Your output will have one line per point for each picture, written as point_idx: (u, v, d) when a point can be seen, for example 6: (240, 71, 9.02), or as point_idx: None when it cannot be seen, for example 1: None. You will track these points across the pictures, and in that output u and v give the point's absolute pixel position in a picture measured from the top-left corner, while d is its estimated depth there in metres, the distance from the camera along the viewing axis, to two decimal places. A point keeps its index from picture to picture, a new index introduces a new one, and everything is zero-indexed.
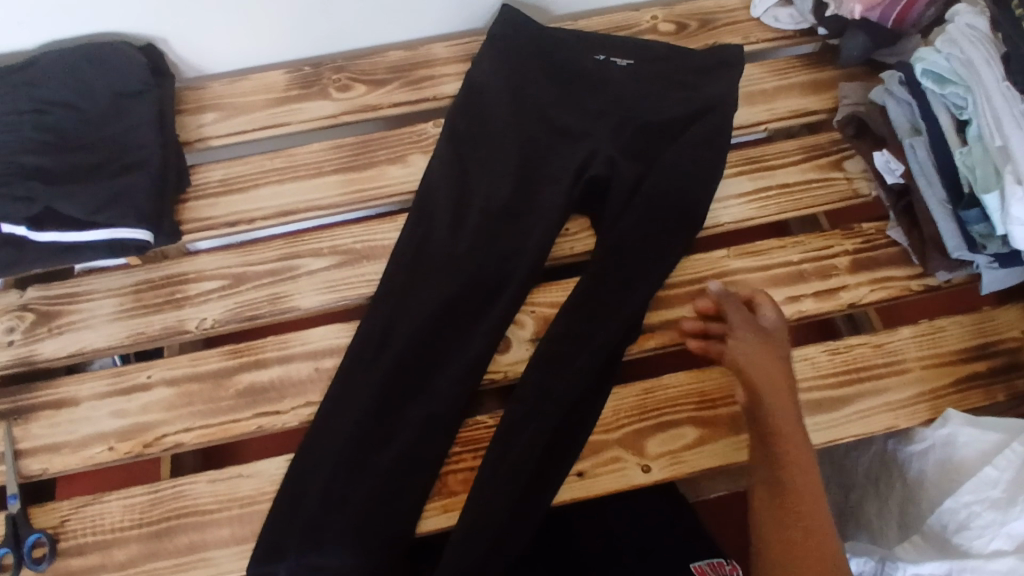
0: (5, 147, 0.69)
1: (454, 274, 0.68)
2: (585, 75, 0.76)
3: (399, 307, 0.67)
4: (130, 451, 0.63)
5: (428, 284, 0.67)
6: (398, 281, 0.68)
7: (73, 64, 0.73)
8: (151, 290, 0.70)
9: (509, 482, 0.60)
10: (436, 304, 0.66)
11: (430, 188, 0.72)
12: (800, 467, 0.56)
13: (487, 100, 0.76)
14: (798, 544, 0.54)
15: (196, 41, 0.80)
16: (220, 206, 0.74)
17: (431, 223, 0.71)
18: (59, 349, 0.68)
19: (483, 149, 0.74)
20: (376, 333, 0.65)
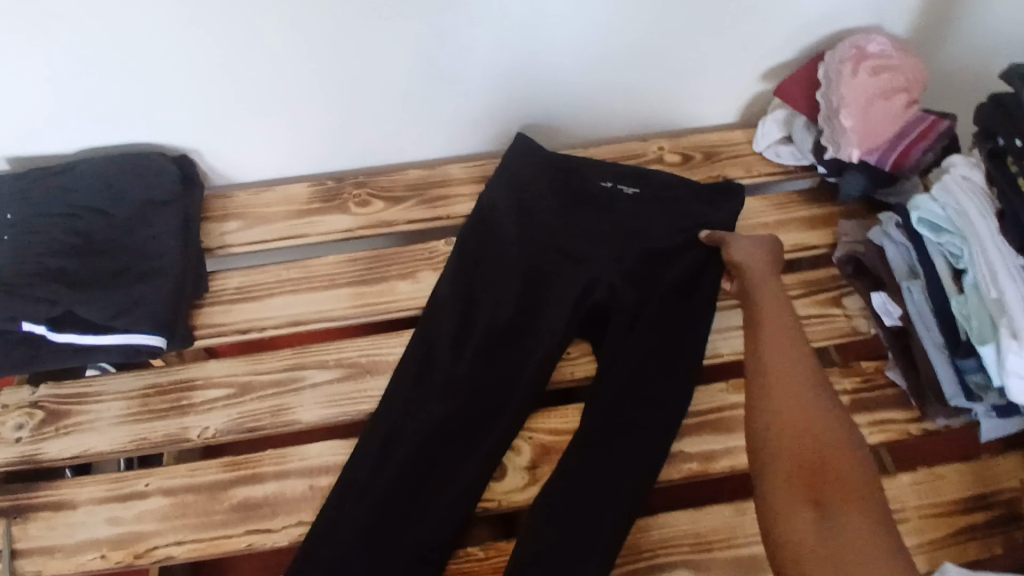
0: (35, 248, 0.73)
1: (455, 393, 0.69)
2: (594, 202, 0.79)
3: (400, 423, 0.68)
4: (121, 561, 0.62)
5: (430, 402, 0.69)
6: (401, 397, 0.69)
7: (110, 172, 0.77)
8: (158, 395, 0.71)
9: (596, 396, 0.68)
10: (436, 423, 0.67)
11: (438, 305, 0.75)
12: (782, 337, 0.64)
13: (499, 221, 0.80)
14: (783, 399, 0.60)
15: (230, 155, 0.85)
16: (234, 312, 0.77)
17: (436, 341, 0.73)
18: (64, 449, 0.69)
19: (492, 269, 0.76)
20: (374, 450, 0.66)
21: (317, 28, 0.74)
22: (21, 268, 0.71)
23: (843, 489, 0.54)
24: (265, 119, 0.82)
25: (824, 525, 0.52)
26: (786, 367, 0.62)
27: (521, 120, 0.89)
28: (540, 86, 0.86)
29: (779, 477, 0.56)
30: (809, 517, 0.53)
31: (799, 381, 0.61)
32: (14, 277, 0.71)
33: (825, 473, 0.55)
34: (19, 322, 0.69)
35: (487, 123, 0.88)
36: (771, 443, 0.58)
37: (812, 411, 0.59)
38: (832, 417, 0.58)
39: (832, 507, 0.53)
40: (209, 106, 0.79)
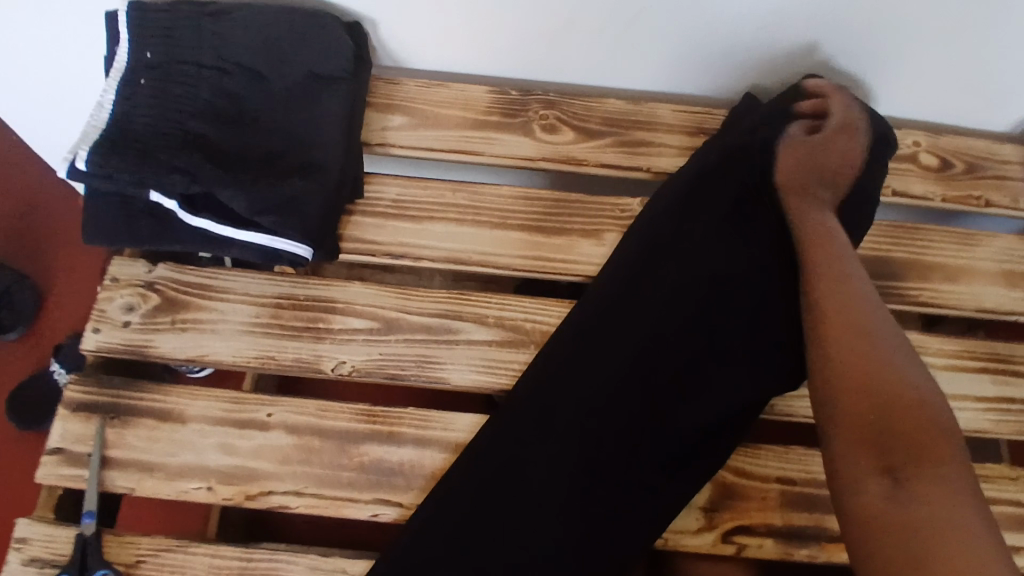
0: (176, 103, 0.61)
1: (605, 391, 0.57)
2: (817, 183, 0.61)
3: (542, 415, 0.56)
4: (231, 498, 0.55)
5: (574, 394, 0.57)
6: (556, 388, 0.57)
7: (273, 25, 0.63)
8: (292, 309, 0.62)
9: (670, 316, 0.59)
10: (578, 419, 0.56)
11: (612, 286, 0.60)
12: (838, 270, 0.55)
13: (698, 185, 0.62)
14: (844, 350, 0.52)
15: (406, 34, 0.69)
16: (389, 230, 0.66)
17: (598, 322, 0.59)
18: (180, 347, 0.60)
19: (681, 245, 0.61)
20: (514, 438, 0.56)
21: None
22: (158, 126, 0.60)
23: (920, 451, 0.48)
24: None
25: (897, 492, 0.47)
26: (841, 313, 0.53)
27: (757, 70, 0.71)
28: (802, 35, 0.66)
29: (840, 438, 0.50)
30: (881, 484, 0.47)
31: (846, 322, 0.53)
32: (149, 134, 0.59)
33: (892, 430, 0.49)
34: (147, 190, 0.59)
35: (721, 66, 0.70)
36: (829, 404, 0.51)
37: (867, 364, 0.51)
38: (894, 370, 0.51)
39: (908, 473, 0.47)
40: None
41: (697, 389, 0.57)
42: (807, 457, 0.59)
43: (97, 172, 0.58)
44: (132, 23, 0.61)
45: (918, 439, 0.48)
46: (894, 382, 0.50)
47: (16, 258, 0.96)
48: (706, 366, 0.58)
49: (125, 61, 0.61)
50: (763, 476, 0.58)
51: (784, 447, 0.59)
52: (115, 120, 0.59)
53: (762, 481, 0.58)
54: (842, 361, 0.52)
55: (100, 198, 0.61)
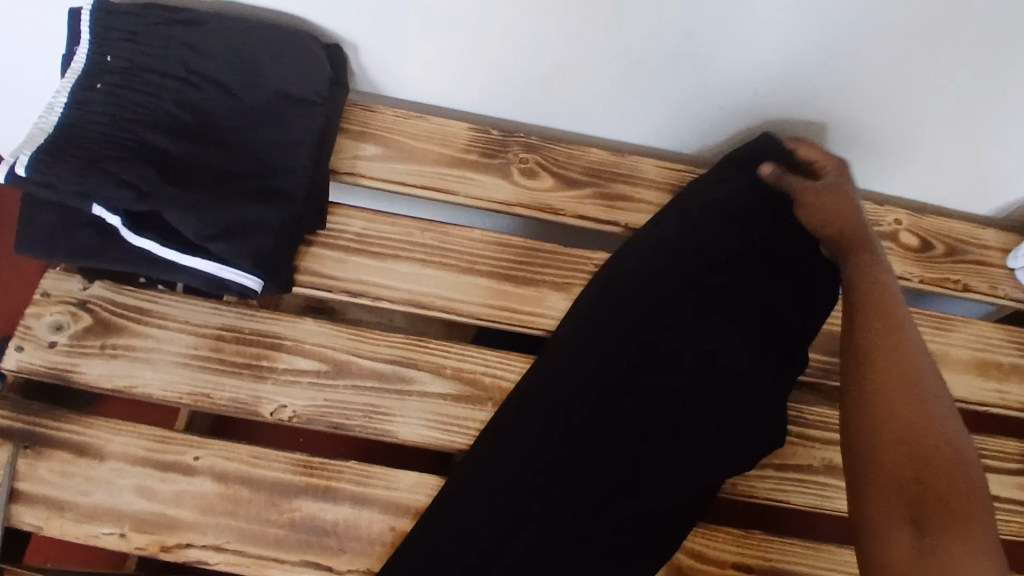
0: (132, 111, 0.57)
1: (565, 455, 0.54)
2: (786, 258, 0.61)
3: (498, 477, 0.53)
4: (144, 548, 0.50)
5: (533, 456, 0.54)
6: (524, 442, 0.54)
7: (246, 40, 0.60)
8: (234, 344, 0.57)
9: (636, 379, 0.56)
10: (536, 484, 0.53)
11: (582, 339, 0.57)
12: (885, 321, 0.53)
13: (674, 247, 0.61)
14: (882, 401, 0.49)
15: (388, 64, 0.67)
16: (349, 266, 0.62)
17: (563, 381, 0.56)
18: (107, 375, 0.56)
19: (660, 301, 0.59)
20: (467, 501, 0.52)
21: None
22: (109, 135, 0.55)
23: (954, 512, 0.44)
24: (443, 34, 0.62)
25: (923, 548, 0.43)
26: (889, 367, 0.51)
27: (745, 133, 0.69)
28: (794, 103, 0.65)
29: (871, 488, 0.47)
30: (906, 539, 0.44)
31: (892, 371, 0.50)
32: (99, 143, 0.55)
33: (928, 487, 0.45)
34: (90, 203, 0.54)
35: (709, 125, 0.69)
36: (864, 451, 0.48)
37: (909, 415, 0.48)
38: (937, 428, 0.47)
39: (936, 531, 0.43)
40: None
41: (660, 459, 0.54)
42: (767, 544, 0.55)
43: (37, 180, 0.53)
44: (94, 24, 0.57)
45: (956, 503, 0.44)
46: (935, 443, 0.47)
47: None
48: (671, 435, 0.55)
49: (82, 64, 0.57)
50: (719, 561, 0.54)
51: (744, 530, 0.55)
52: (63, 124, 0.55)
53: (718, 566, 0.54)
54: (880, 406, 0.49)
55: (40, 208, 0.56)
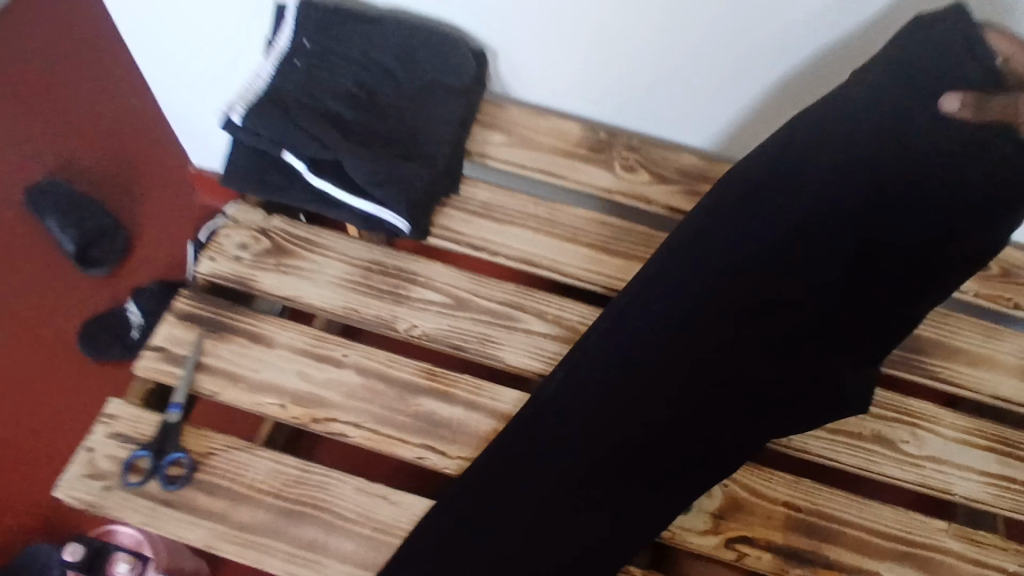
0: (322, 84, 0.71)
1: (641, 379, 0.60)
2: (888, 200, 0.60)
3: (582, 395, 0.60)
4: (299, 418, 0.62)
5: (612, 379, 0.60)
6: (588, 387, 0.60)
7: (413, 39, 0.74)
8: (379, 274, 0.70)
9: (710, 315, 0.62)
10: (615, 400, 0.60)
11: (651, 279, 0.61)
12: None
13: (751, 199, 0.61)
14: None
15: (521, 69, 0.80)
16: (474, 225, 0.75)
17: (638, 317, 0.61)
18: (278, 286, 0.69)
19: (734, 249, 0.62)
20: (558, 411, 0.59)
21: None
22: (303, 100, 0.70)
23: None
24: (573, 46, 0.75)
25: None
26: None
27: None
28: None
29: None
30: None
31: None
32: (295, 104, 0.70)
33: None
34: (282, 149, 0.69)
35: None
36: None
37: None
38: None
39: None
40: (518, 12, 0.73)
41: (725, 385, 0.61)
42: (817, 490, 0.63)
43: (246, 128, 0.69)
44: (298, 16, 0.73)
45: None
46: None
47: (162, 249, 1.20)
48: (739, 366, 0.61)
49: (286, 44, 0.72)
50: (771, 497, 0.62)
51: (795, 477, 0.63)
52: (270, 89, 0.71)
53: (770, 501, 0.62)
54: None
55: (242, 151, 0.71)
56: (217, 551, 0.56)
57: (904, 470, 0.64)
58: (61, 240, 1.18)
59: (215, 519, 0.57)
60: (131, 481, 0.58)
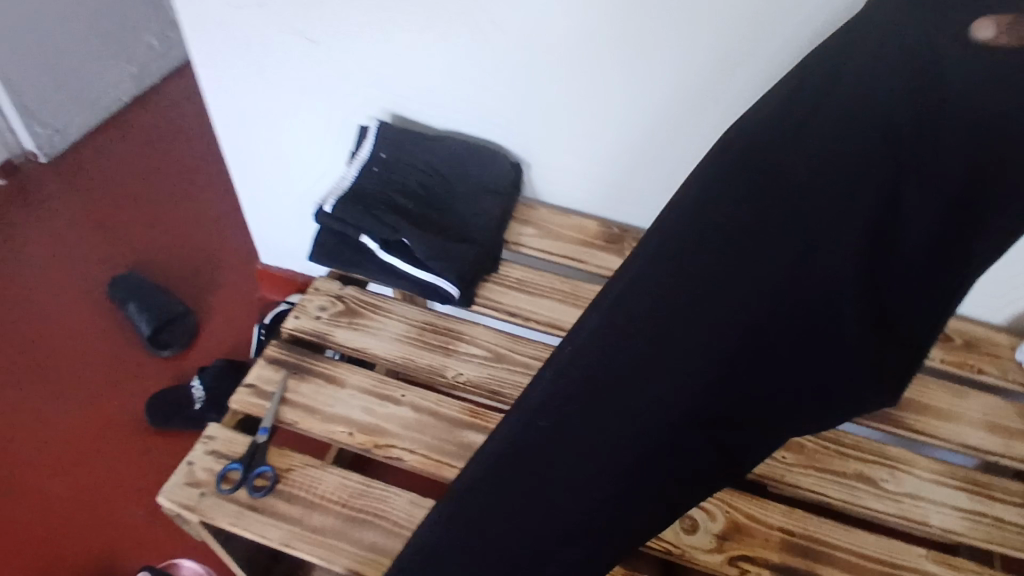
0: (393, 184, 0.90)
1: (624, 433, 0.47)
2: (937, 111, 0.42)
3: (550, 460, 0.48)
4: (363, 444, 0.74)
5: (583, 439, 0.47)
6: (552, 451, 0.48)
7: (465, 152, 0.94)
8: (432, 332, 0.84)
9: (723, 327, 0.44)
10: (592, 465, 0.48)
11: (622, 302, 0.44)
12: None
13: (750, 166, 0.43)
14: None
15: (549, 177, 1.00)
16: (510, 297, 0.90)
17: (607, 350, 0.45)
18: (349, 340, 0.83)
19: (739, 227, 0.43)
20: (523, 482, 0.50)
21: (662, 100, 0.87)
22: (378, 195, 0.89)
23: None
24: (590, 155, 0.96)
25: None
26: None
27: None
28: None
29: None
30: None
31: None
32: (372, 199, 0.88)
33: None
34: (361, 233, 0.86)
35: None
36: None
37: None
38: None
39: None
40: (532, 128, 0.95)
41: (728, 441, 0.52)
42: (808, 518, 0.72)
43: (334, 215, 0.86)
44: (379, 135, 0.94)
45: None
46: None
47: (227, 335, 1.36)
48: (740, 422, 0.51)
49: (367, 155, 0.93)
50: (768, 523, 0.71)
51: (788, 507, 0.72)
52: (353, 187, 0.90)
53: (767, 526, 0.71)
54: None
55: (327, 234, 0.89)
56: (291, 548, 0.66)
57: (885, 503, 0.73)
58: (137, 322, 1.33)
59: (292, 522, 0.67)
60: (223, 489, 0.69)
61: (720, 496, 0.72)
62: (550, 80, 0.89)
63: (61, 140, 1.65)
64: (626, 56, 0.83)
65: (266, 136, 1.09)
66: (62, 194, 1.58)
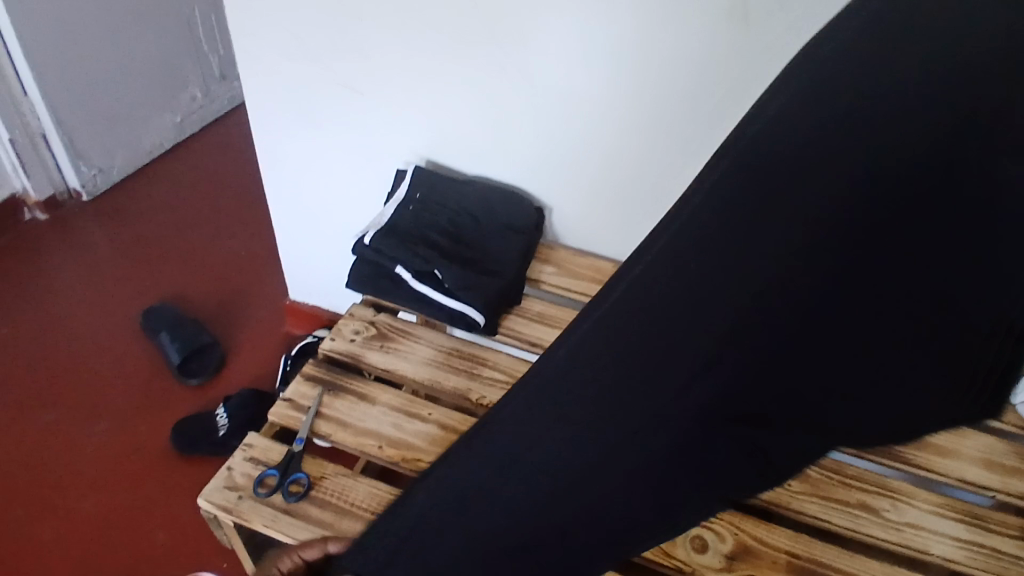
0: (426, 220, 0.97)
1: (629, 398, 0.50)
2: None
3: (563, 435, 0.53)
4: (391, 457, 0.78)
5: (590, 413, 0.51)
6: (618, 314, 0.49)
7: (492, 195, 1.03)
8: (457, 357, 0.90)
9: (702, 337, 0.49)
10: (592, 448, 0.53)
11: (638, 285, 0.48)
12: None
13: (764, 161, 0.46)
14: None
15: (569, 220, 1.08)
16: (530, 329, 0.96)
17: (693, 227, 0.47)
18: (380, 361, 0.89)
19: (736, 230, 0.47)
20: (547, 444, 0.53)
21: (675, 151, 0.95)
22: (412, 229, 0.96)
23: None
24: (607, 200, 1.03)
25: None
26: None
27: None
28: None
29: None
30: None
31: None
32: (407, 233, 0.95)
33: None
34: (396, 264, 0.93)
35: None
36: None
37: None
38: None
39: None
40: (554, 175, 1.03)
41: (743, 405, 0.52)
42: (814, 542, 0.75)
43: (372, 246, 0.94)
44: (414, 178, 1.03)
45: None
46: None
47: (253, 365, 1.42)
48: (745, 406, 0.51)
49: (402, 195, 1.01)
50: (775, 546, 0.74)
51: (795, 532, 0.76)
52: (389, 222, 0.97)
53: (774, 549, 0.74)
54: None
55: (364, 264, 0.96)
56: None
57: (887, 531, 0.77)
58: (168, 351, 1.38)
59: (324, 526, 0.71)
60: (260, 493, 0.74)
61: (730, 518, 0.76)
62: (539, 161, 1.03)
63: (104, 181, 1.74)
64: (599, 139, 0.97)
65: (306, 178, 1.18)
66: (102, 231, 1.66)
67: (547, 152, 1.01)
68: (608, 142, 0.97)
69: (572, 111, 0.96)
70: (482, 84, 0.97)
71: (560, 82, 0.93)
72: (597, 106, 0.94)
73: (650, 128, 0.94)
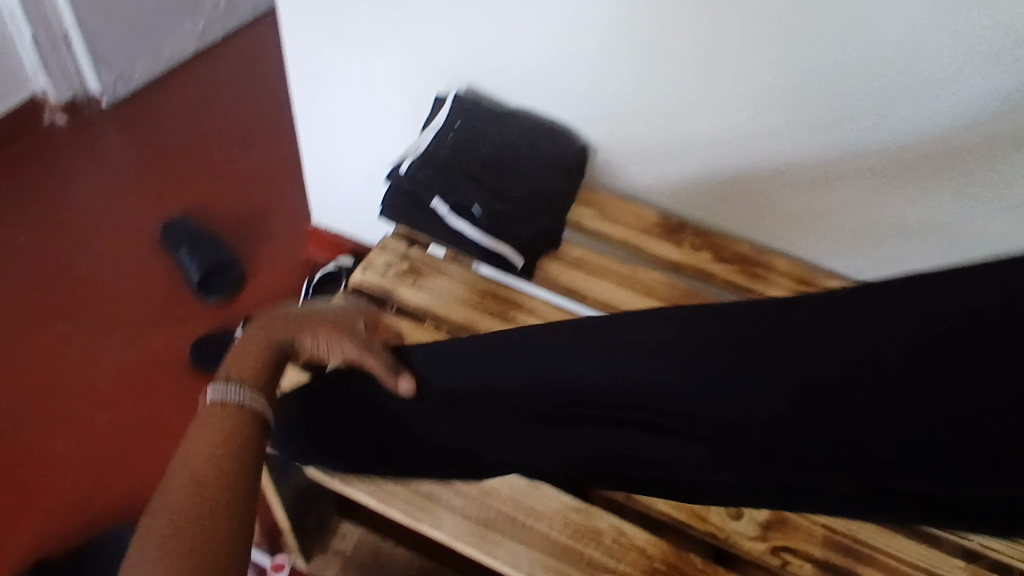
0: (466, 150, 0.91)
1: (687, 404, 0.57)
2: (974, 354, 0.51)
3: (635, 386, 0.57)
4: None
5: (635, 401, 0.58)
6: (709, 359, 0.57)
7: (537, 130, 0.96)
8: (492, 299, 0.86)
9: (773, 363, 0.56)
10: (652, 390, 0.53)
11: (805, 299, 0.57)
12: None
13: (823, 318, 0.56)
14: None
15: (616, 163, 1.01)
16: (568, 275, 0.92)
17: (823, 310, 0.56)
18: (412, 298, 0.85)
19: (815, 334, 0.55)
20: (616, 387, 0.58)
21: (737, 103, 0.88)
22: (450, 159, 0.90)
23: None
24: (659, 144, 0.96)
25: None
26: None
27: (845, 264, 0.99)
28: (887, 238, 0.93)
29: None
30: None
31: None
32: (444, 163, 0.90)
33: None
34: (432, 196, 0.89)
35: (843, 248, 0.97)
36: None
37: None
38: None
39: None
40: (604, 114, 0.96)
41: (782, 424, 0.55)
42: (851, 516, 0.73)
43: (409, 176, 0.89)
44: (455, 106, 0.97)
45: None
46: None
47: (272, 287, 1.39)
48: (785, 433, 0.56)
49: (442, 122, 0.95)
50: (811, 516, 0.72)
51: None
52: (428, 149, 0.92)
53: (811, 519, 0.72)
54: None
55: (398, 194, 0.91)
56: (351, 487, 0.69)
57: None
58: (188, 269, 1.35)
59: None
60: None
61: None
62: (705, 118, 0.91)
63: (124, 86, 1.67)
64: (775, 133, 0.89)
65: (339, 96, 1.11)
66: (121, 139, 1.61)
67: (728, 116, 0.89)
68: (809, 134, 0.88)
69: (806, 81, 0.83)
70: (732, 24, 0.81)
71: (617, 16, 0.85)
72: (861, 86, 0.81)
73: (872, 138, 0.86)
